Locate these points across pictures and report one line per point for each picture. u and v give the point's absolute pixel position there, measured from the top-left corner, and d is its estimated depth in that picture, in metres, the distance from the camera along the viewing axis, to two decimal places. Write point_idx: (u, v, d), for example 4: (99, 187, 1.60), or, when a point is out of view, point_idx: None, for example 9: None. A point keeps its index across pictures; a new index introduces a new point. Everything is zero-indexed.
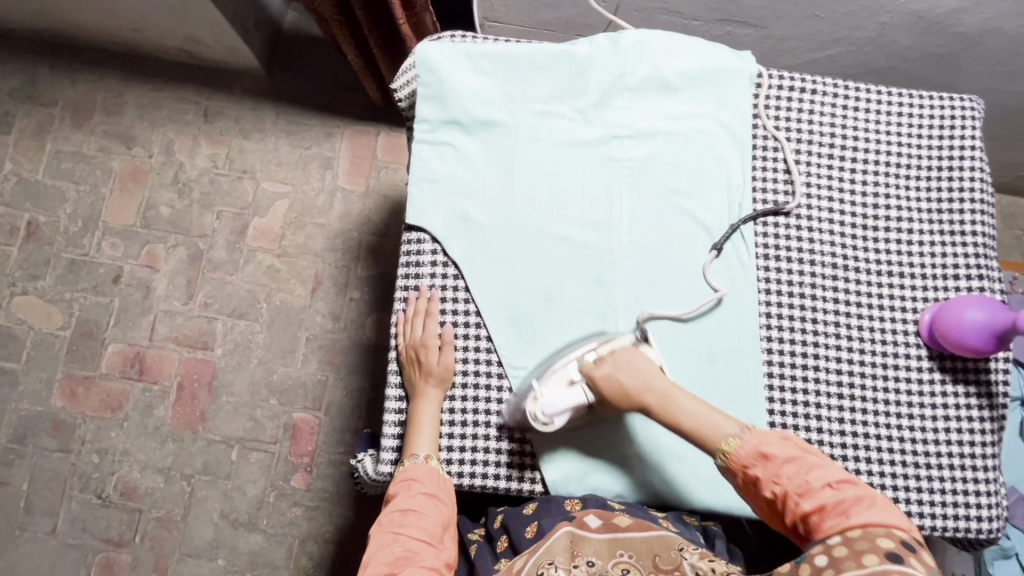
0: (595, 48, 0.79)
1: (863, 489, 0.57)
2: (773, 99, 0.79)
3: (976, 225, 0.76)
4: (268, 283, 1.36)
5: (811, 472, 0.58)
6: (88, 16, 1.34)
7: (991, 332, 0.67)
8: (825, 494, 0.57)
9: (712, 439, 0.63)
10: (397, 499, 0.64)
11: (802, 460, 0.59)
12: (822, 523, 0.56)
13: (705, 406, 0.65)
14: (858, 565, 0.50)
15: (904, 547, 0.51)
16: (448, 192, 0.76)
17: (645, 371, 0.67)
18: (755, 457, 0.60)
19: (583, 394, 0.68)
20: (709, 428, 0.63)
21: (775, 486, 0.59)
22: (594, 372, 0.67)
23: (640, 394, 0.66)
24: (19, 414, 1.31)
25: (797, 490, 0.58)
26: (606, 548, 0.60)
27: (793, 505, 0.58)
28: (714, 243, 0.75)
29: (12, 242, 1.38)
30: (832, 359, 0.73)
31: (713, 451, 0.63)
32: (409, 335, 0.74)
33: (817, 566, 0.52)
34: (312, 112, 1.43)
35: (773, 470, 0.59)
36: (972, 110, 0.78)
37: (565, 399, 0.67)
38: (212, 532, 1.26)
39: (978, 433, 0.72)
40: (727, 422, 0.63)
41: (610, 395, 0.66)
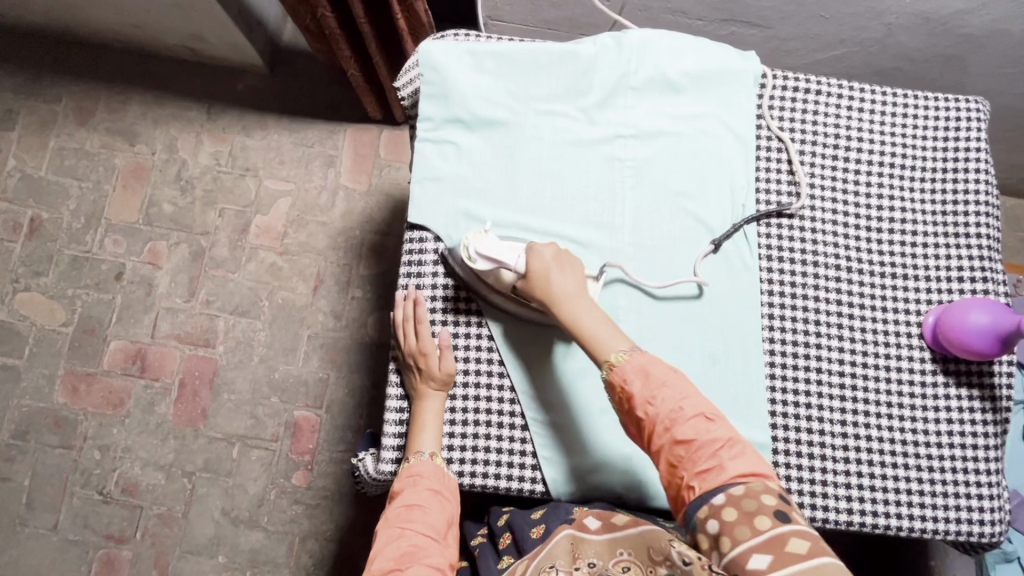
0: (600, 47, 0.78)
1: (731, 429, 0.58)
2: (777, 100, 0.79)
3: (980, 226, 0.76)
4: (270, 281, 1.36)
5: (686, 402, 0.59)
6: (91, 12, 1.34)
7: (994, 334, 0.67)
8: (697, 426, 0.57)
9: (602, 350, 0.64)
10: (403, 495, 0.64)
11: (681, 389, 0.60)
12: (689, 453, 0.57)
13: (610, 323, 0.66)
14: (752, 531, 0.50)
15: (783, 501, 0.53)
16: (451, 191, 0.76)
17: (574, 274, 0.69)
18: (637, 375, 0.61)
19: (515, 260, 0.69)
20: (603, 340, 0.64)
21: (649, 408, 0.59)
22: (535, 253, 0.69)
23: (557, 289, 0.67)
24: (21, 410, 1.31)
25: (669, 417, 0.58)
26: (606, 549, 0.59)
27: (663, 429, 0.58)
28: (714, 239, 0.75)
29: (15, 238, 1.38)
30: (835, 361, 0.73)
31: (600, 362, 0.64)
32: (405, 342, 0.73)
33: (711, 534, 0.52)
34: (315, 111, 1.43)
35: (652, 392, 0.60)
36: (977, 112, 0.78)
37: (500, 251, 0.69)
38: (213, 530, 1.26)
39: (981, 436, 0.72)
40: (624, 341, 0.64)
41: (534, 274, 0.68)
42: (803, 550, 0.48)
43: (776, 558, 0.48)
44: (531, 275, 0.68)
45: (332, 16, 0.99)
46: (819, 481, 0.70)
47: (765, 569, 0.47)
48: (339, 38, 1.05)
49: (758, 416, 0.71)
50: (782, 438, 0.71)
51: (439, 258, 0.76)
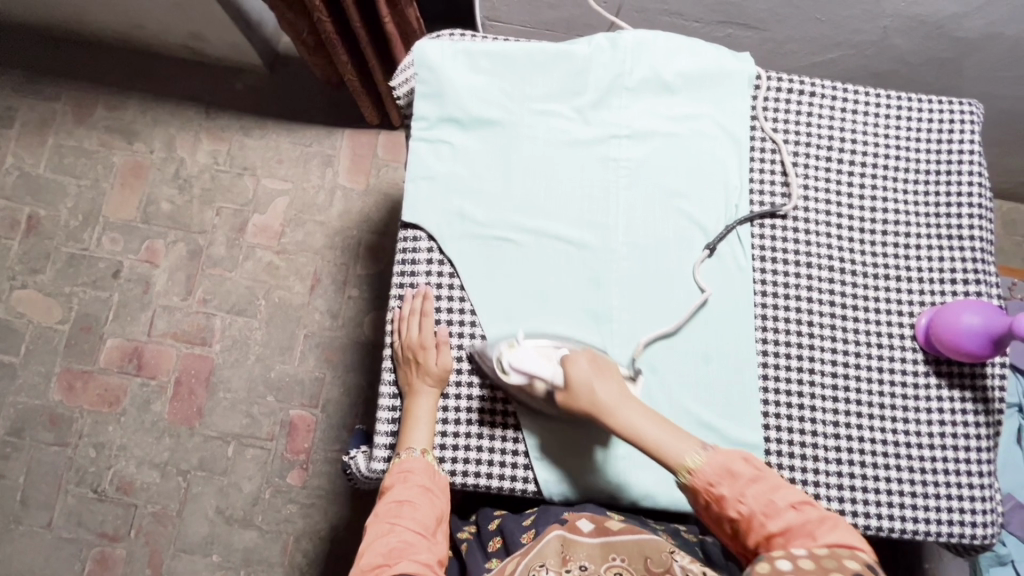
0: (594, 48, 0.79)
1: (828, 512, 0.56)
2: (771, 101, 0.79)
3: (973, 229, 0.76)
4: (267, 280, 1.36)
5: (777, 492, 0.57)
6: (91, 11, 1.34)
7: (988, 335, 0.67)
8: (791, 515, 0.56)
9: (674, 458, 0.61)
10: (393, 490, 0.64)
11: (766, 480, 0.59)
12: (787, 544, 0.55)
13: (666, 425, 0.63)
14: None
15: (870, 567, 0.49)
16: (445, 191, 0.76)
17: (616, 377, 0.65)
18: (719, 475, 0.59)
19: (550, 373, 0.65)
20: (671, 446, 0.61)
21: (740, 506, 0.58)
22: (570, 364, 0.65)
23: (604, 400, 0.63)
24: (18, 408, 1.31)
25: (762, 511, 0.57)
26: (598, 553, 0.59)
27: (758, 526, 0.57)
28: (708, 243, 0.75)
29: (13, 236, 1.38)
30: (827, 362, 0.73)
31: (675, 470, 0.61)
32: (405, 338, 0.73)
33: (778, 568, 0.48)
34: (314, 111, 1.43)
35: (739, 488, 0.58)
36: (971, 114, 0.78)
37: (533, 364, 0.66)
38: (207, 528, 1.26)
39: (974, 439, 0.72)
40: (690, 440, 0.62)
41: (576, 391, 0.64)
42: None
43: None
44: (571, 389, 0.64)
45: (329, 20, 0.99)
46: (812, 483, 0.70)
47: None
48: (336, 43, 1.04)
49: (750, 415, 0.71)
50: (774, 438, 0.71)
51: (467, 356, 0.73)
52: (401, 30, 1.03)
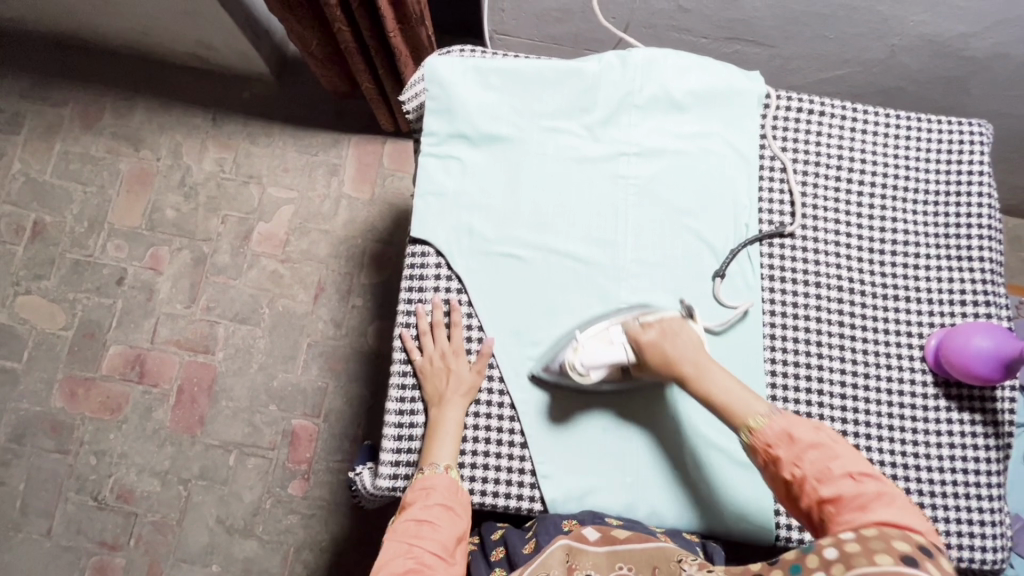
0: (604, 65, 0.79)
1: (884, 485, 0.56)
2: (780, 120, 0.79)
3: (983, 249, 0.76)
4: (271, 288, 1.36)
5: (835, 459, 0.58)
6: (101, 19, 1.35)
7: (998, 359, 0.67)
8: (845, 484, 0.56)
9: (738, 415, 0.62)
10: (413, 508, 0.64)
11: (829, 448, 0.58)
12: (836, 511, 0.55)
13: (736, 384, 0.64)
14: (869, 562, 0.47)
15: (920, 551, 0.49)
16: (455, 207, 0.76)
17: (689, 342, 0.67)
18: (781, 437, 0.60)
19: (624, 351, 0.68)
20: (737, 403, 0.63)
21: (796, 469, 0.58)
22: (639, 337, 0.68)
23: (679, 362, 0.66)
24: (19, 414, 1.31)
25: (816, 476, 0.57)
26: (605, 562, 0.59)
27: (810, 489, 0.57)
28: (718, 268, 0.74)
29: (17, 241, 1.38)
30: (836, 382, 0.73)
31: (737, 427, 0.62)
32: (433, 348, 0.73)
33: (825, 557, 0.49)
34: (320, 120, 1.44)
35: (797, 452, 0.59)
36: (980, 135, 0.78)
37: (602, 352, 0.68)
38: (207, 538, 1.25)
39: (983, 462, 0.71)
40: (757, 399, 0.63)
41: (653, 358, 0.66)
42: None
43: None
44: (644, 360, 0.67)
45: (348, 30, 1.00)
46: None
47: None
48: (353, 53, 1.05)
49: None
50: None
51: (530, 378, 0.73)
52: (412, 45, 1.03)
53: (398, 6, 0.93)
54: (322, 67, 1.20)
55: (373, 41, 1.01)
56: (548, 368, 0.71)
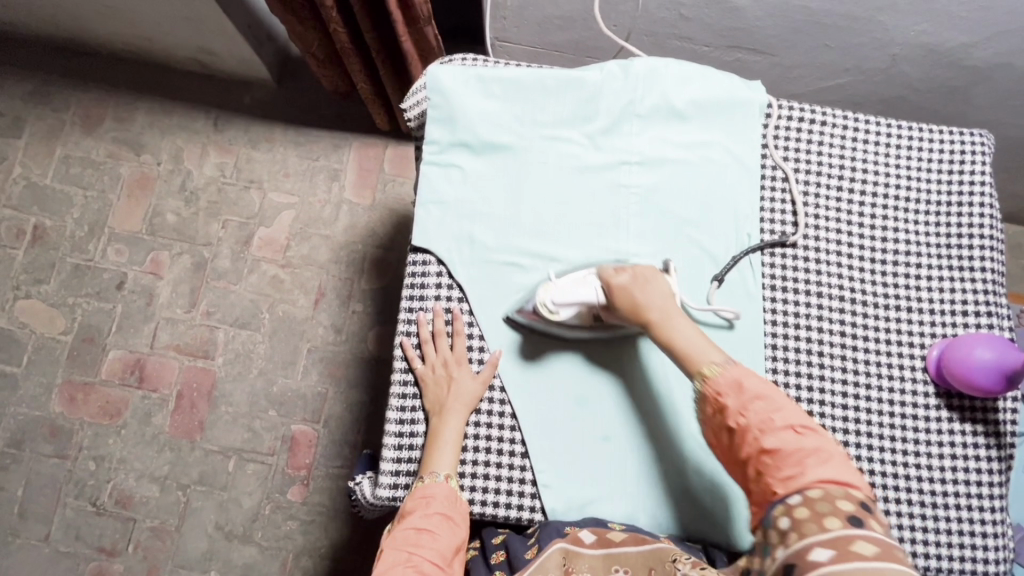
0: (606, 74, 0.79)
1: (822, 439, 0.57)
2: (781, 130, 0.79)
3: (984, 260, 0.76)
4: (271, 293, 1.35)
5: (778, 411, 0.58)
6: (102, 24, 1.35)
7: (1000, 372, 0.66)
8: (787, 436, 0.57)
9: (694, 363, 0.63)
10: (412, 516, 0.63)
11: (773, 399, 0.59)
12: (775, 461, 0.56)
13: (699, 335, 0.65)
14: (820, 528, 0.50)
15: (863, 509, 0.52)
16: (456, 216, 0.76)
17: (660, 288, 0.67)
18: (731, 387, 0.60)
19: (595, 294, 0.69)
20: (697, 351, 0.63)
21: (741, 418, 0.59)
22: (612, 279, 0.68)
23: (647, 307, 0.66)
24: (18, 418, 1.30)
25: (760, 426, 0.58)
26: (601, 565, 0.61)
27: (752, 439, 0.58)
28: (717, 273, 0.74)
29: (18, 245, 1.38)
30: (838, 393, 0.72)
31: (693, 374, 0.63)
32: (435, 356, 0.73)
33: (781, 529, 0.52)
34: (321, 125, 1.44)
35: (743, 402, 0.59)
36: (981, 145, 0.78)
37: (573, 293, 0.69)
38: (206, 544, 1.25)
39: (985, 474, 0.71)
40: (717, 351, 0.63)
41: (621, 302, 0.67)
42: (868, 553, 0.47)
43: (840, 554, 0.48)
44: (614, 302, 0.68)
45: (345, 31, 1.00)
46: None
47: (827, 563, 0.47)
48: (349, 52, 1.05)
49: None
50: None
51: (503, 319, 0.74)
52: (420, 47, 1.03)
53: (404, 7, 0.93)
54: (323, 67, 1.19)
55: (375, 43, 1.01)
56: (522, 311, 0.72)
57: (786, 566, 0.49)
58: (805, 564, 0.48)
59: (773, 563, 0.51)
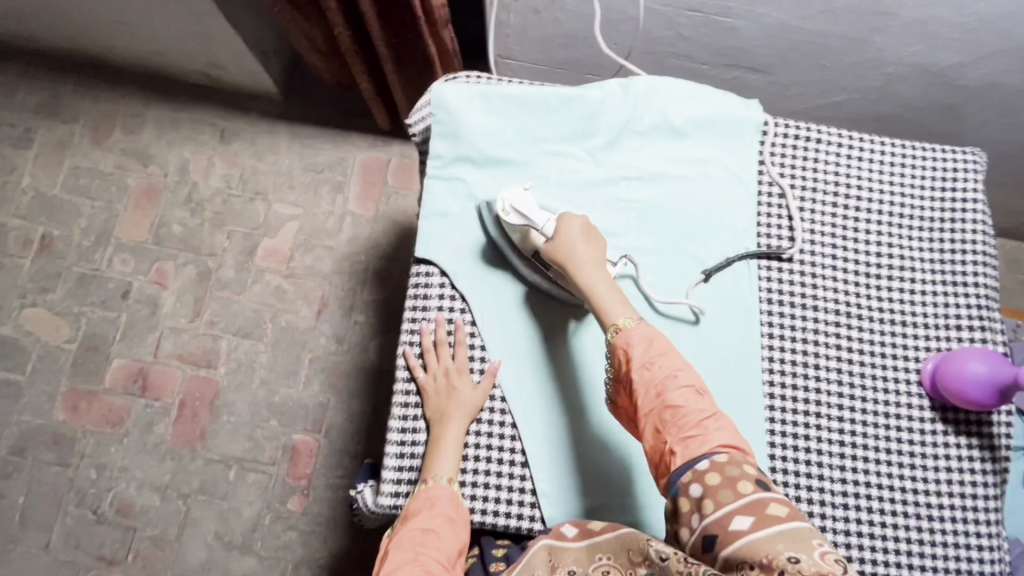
0: (606, 92, 0.81)
1: (715, 403, 0.60)
2: (779, 146, 0.81)
3: (978, 276, 0.77)
4: (275, 303, 1.37)
5: (679, 371, 0.61)
6: (114, 39, 1.38)
7: (994, 386, 0.67)
8: (685, 397, 0.60)
9: (609, 315, 0.66)
10: (418, 517, 0.64)
11: (673, 358, 0.62)
12: (678, 421, 0.59)
13: (620, 293, 0.68)
14: (734, 494, 0.53)
15: (765, 473, 0.56)
16: (459, 228, 0.78)
17: (600, 245, 0.71)
18: (640, 341, 0.63)
19: (543, 224, 0.72)
20: (611, 306, 0.66)
21: (645, 371, 0.61)
22: (565, 221, 0.71)
23: (582, 255, 0.69)
24: (22, 427, 1.31)
25: (662, 382, 0.60)
26: (585, 556, 0.63)
27: (656, 396, 0.60)
28: (705, 269, 0.76)
29: (25, 254, 1.40)
30: (834, 406, 0.73)
31: (606, 325, 0.66)
32: (436, 366, 0.74)
33: (693, 496, 0.55)
34: (326, 138, 1.46)
35: (648, 357, 0.62)
36: (974, 163, 0.80)
37: (529, 209, 0.72)
38: (205, 553, 1.25)
39: (980, 487, 0.72)
40: (632, 310, 0.67)
41: (562, 242, 0.70)
42: (781, 513, 0.51)
43: (758, 519, 0.51)
44: (556, 240, 0.70)
45: (349, 34, 1.03)
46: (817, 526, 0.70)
47: (748, 530, 0.50)
48: (353, 55, 1.08)
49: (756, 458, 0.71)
50: (782, 482, 0.71)
51: (473, 238, 0.77)
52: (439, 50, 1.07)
53: (423, 11, 0.96)
54: (326, 61, 1.23)
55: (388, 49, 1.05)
56: (491, 212, 0.76)
57: (707, 539, 0.52)
58: (726, 534, 0.51)
59: (691, 534, 0.54)
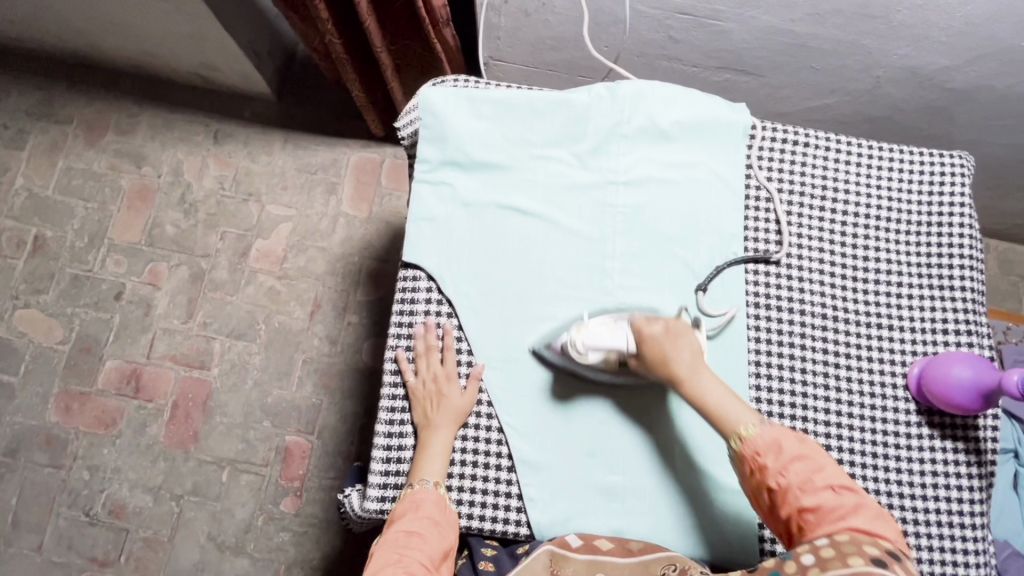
0: (593, 96, 0.81)
1: (864, 500, 0.58)
2: (765, 150, 0.81)
3: (964, 279, 0.77)
4: (268, 304, 1.37)
5: (824, 467, 0.60)
6: (106, 40, 1.38)
7: (977, 390, 0.68)
8: (826, 495, 0.58)
9: (730, 422, 0.63)
10: (403, 520, 0.65)
11: (811, 459, 0.60)
12: (816, 521, 0.57)
13: (732, 394, 0.65)
14: (843, 566, 0.52)
15: (890, 556, 0.53)
16: (446, 233, 0.78)
17: (691, 346, 0.68)
18: (768, 447, 0.61)
19: (624, 341, 0.69)
20: (731, 412, 0.64)
21: (781, 478, 0.60)
22: (643, 327, 0.68)
23: (676, 362, 0.67)
24: (14, 428, 1.31)
25: (800, 485, 0.59)
26: (585, 569, 0.65)
27: (792, 498, 0.59)
28: (700, 283, 0.76)
29: (17, 256, 1.40)
30: (820, 411, 0.73)
31: (727, 433, 0.63)
32: (429, 371, 0.74)
33: (803, 563, 0.54)
34: (319, 139, 1.46)
35: (782, 462, 0.60)
36: (962, 166, 0.80)
37: (604, 338, 0.69)
38: (198, 555, 1.25)
39: (966, 491, 0.72)
40: (748, 410, 0.64)
41: (651, 352, 0.67)
42: None
43: None
44: (643, 349, 0.68)
45: (340, 42, 1.02)
46: None
47: None
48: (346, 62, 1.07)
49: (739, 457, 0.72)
50: None
51: (460, 245, 0.77)
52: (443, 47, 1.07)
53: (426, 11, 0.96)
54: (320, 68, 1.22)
55: (385, 54, 1.03)
56: (551, 348, 0.73)
57: None
58: None
59: None
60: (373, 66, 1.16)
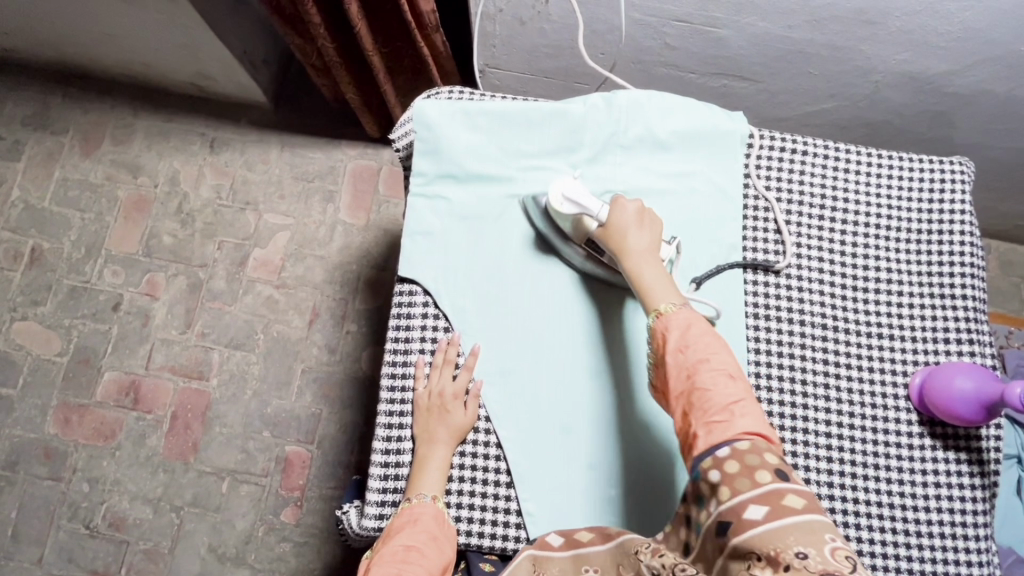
0: (589, 106, 0.80)
1: (749, 391, 0.58)
2: (764, 158, 0.80)
3: (964, 286, 0.77)
4: (267, 314, 1.36)
5: (715, 355, 0.59)
6: (101, 51, 1.37)
7: (979, 402, 0.67)
8: (724, 382, 0.58)
9: (652, 300, 0.65)
10: (401, 534, 0.64)
11: (710, 341, 0.61)
12: (710, 407, 0.57)
13: (670, 281, 0.67)
14: (751, 482, 0.52)
15: (786, 464, 0.54)
16: (441, 246, 0.77)
17: (653, 233, 0.70)
18: (676, 326, 0.62)
19: (599, 210, 0.71)
20: (658, 291, 0.66)
21: (679, 355, 0.60)
22: (619, 206, 0.71)
23: (632, 240, 0.69)
24: (13, 440, 1.31)
25: (696, 364, 0.59)
26: (570, 566, 0.62)
27: (688, 376, 0.59)
28: (695, 278, 0.76)
29: (15, 268, 1.40)
30: (821, 422, 0.73)
31: (647, 309, 0.65)
32: (436, 383, 0.73)
33: (711, 482, 0.54)
34: (316, 147, 1.45)
35: (683, 340, 0.61)
36: (961, 173, 0.79)
37: (585, 200, 0.71)
38: (199, 566, 1.24)
39: (969, 502, 0.71)
40: (676, 297, 0.66)
41: (613, 224, 0.70)
42: (798, 505, 0.49)
43: (774, 510, 0.49)
44: (610, 222, 0.70)
45: (332, 45, 1.03)
46: None
47: (761, 520, 0.49)
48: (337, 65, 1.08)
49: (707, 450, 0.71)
50: None
51: (456, 258, 0.77)
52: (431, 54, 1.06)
53: (414, 15, 0.95)
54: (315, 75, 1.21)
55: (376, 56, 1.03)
56: (538, 206, 0.76)
57: (721, 526, 0.51)
58: (740, 522, 0.50)
59: (707, 518, 0.53)
60: (369, 74, 1.15)
